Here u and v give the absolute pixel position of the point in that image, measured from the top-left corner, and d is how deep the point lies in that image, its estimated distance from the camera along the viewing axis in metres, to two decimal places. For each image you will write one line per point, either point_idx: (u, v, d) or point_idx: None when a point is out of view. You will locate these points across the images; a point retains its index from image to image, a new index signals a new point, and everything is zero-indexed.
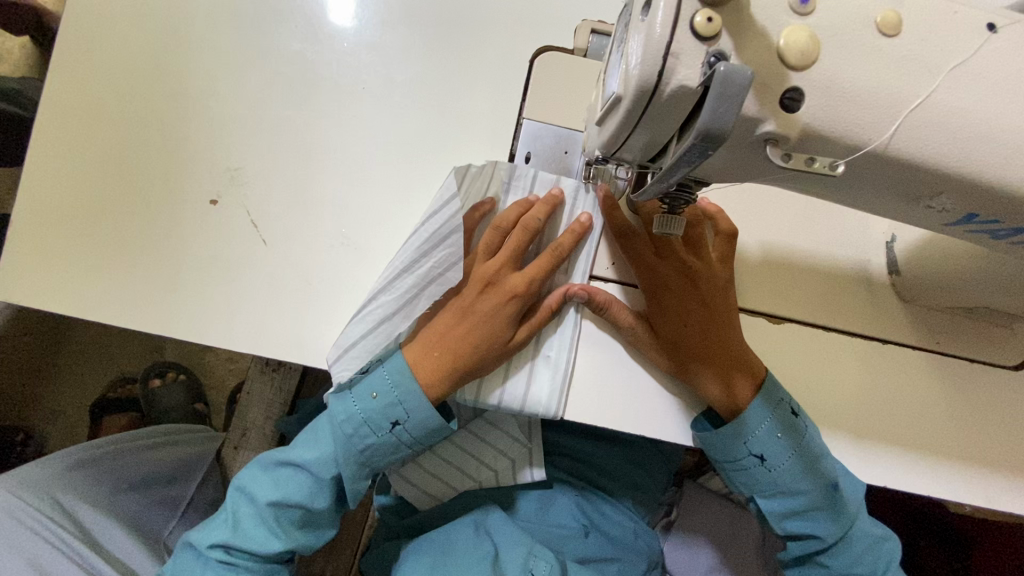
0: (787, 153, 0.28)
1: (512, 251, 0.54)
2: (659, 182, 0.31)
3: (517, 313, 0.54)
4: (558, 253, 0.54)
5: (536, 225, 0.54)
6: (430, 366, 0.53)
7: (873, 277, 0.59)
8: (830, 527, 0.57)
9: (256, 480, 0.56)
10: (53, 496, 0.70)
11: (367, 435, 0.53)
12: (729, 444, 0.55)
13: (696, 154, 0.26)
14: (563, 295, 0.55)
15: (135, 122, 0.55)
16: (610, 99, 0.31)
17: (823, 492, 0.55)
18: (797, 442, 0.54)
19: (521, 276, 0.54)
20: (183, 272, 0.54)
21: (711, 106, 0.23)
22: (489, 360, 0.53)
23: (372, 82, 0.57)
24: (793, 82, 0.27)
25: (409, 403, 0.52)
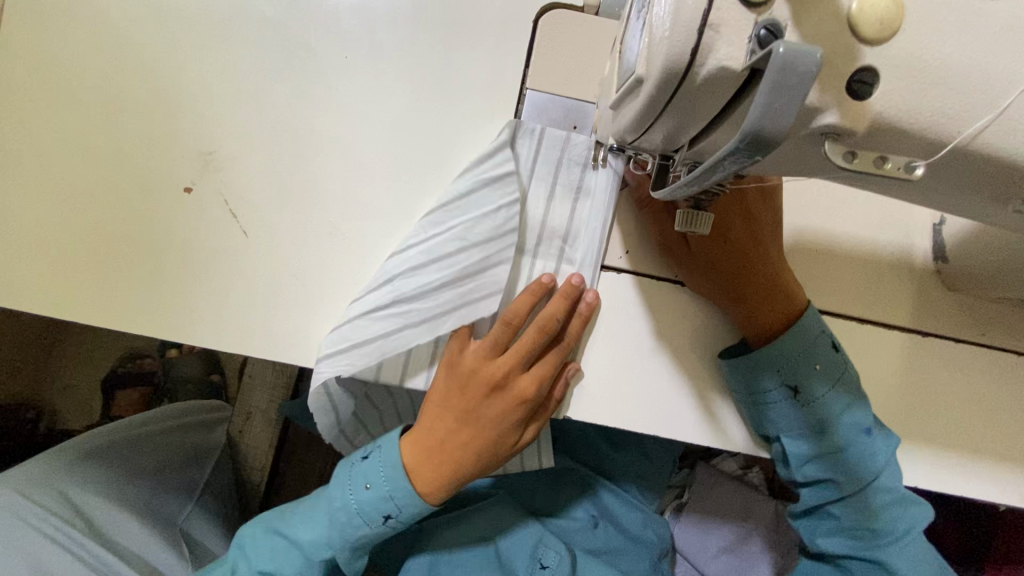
0: (850, 150, 0.22)
1: (521, 353, 0.49)
2: (689, 186, 0.26)
3: (524, 416, 0.51)
4: (566, 343, 0.50)
5: (553, 326, 0.49)
6: (426, 478, 0.50)
7: (917, 264, 0.53)
8: (849, 516, 0.52)
9: (255, 543, 0.53)
10: (62, 491, 0.66)
11: (360, 526, 0.50)
12: (748, 411, 0.52)
13: (738, 162, 0.20)
14: (567, 379, 0.51)
15: (102, 100, 0.50)
16: (628, 81, 0.26)
17: (842, 472, 0.51)
18: (813, 414, 0.50)
19: (533, 381, 0.49)
20: (161, 266, 0.50)
21: (762, 102, 0.18)
22: (492, 461, 0.52)
23: (360, 48, 0.50)
24: (865, 60, 0.21)
25: (400, 499, 0.50)
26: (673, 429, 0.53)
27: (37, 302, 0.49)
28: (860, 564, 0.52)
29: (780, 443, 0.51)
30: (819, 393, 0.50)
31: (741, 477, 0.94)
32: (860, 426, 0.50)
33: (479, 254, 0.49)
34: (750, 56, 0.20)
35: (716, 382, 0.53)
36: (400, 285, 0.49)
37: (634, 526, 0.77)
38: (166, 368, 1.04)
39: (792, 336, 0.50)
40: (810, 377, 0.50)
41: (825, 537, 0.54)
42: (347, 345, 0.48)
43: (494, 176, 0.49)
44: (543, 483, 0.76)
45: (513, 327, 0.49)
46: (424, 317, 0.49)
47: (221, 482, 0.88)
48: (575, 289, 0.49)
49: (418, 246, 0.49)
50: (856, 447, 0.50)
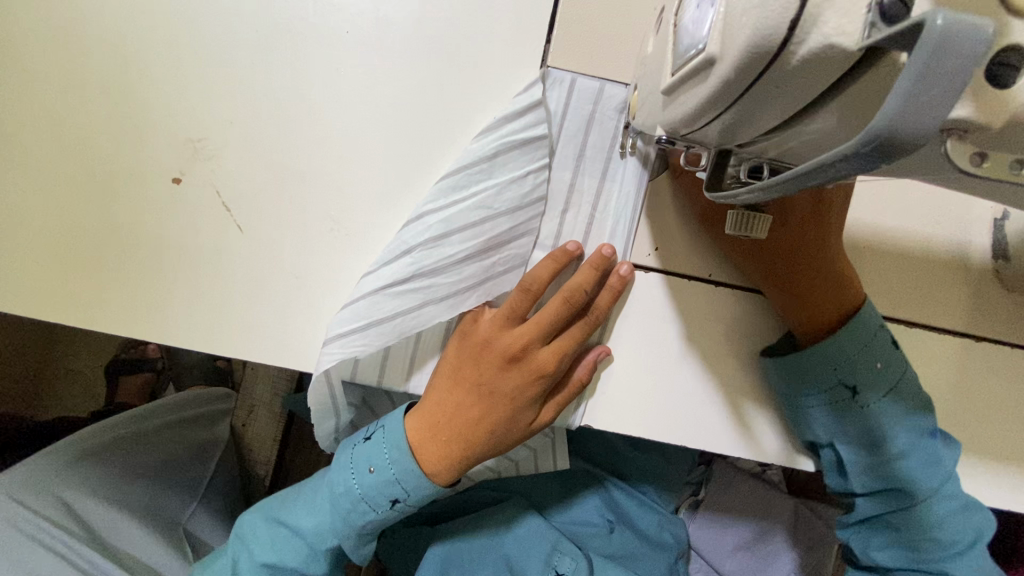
0: (979, 151, 0.20)
1: (541, 323, 0.45)
2: (763, 191, 0.23)
3: (543, 393, 0.46)
4: (594, 318, 0.46)
5: (580, 297, 0.45)
6: (434, 453, 0.46)
7: (973, 263, 0.49)
8: (906, 524, 0.46)
9: (257, 533, 0.49)
10: (59, 495, 0.64)
11: (366, 512, 0.47)
12: (792, 403, 0.47)
13: (850, 168, 0.18)
14: (593, 361, 0.46)
15: (75, 77, 0.44)
16: (692, 63, 0.23)
17: (902, 480, 0.46)
18: (871, 417, 0.46)
19: (554, 355, 0.45)
20: (146, 262, 0.45)
21: (903, 92, 0.15)
22: (505, 442, 0.47)
23: (363, 24, 0.45)
24: (1015, 39, 0.18)
25: (407, 483, 0.46)
26: (704, 436, 0.49)
27: (12, 300, 0.45)
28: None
29: (832, 449, 0.47)
30: (872, 401, 0.46)
31: (759, 473, 0.87)
32: (917, 420, 0.46)
33: (508, 223, 0.46)
34: (868, 31, 0.17)
35: (751, 389, 0.49)
36: (422, 256, 0.44)
37: (650, 527, 0.74)
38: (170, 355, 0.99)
39: (848, 334, 0.45)
40: (870, 377, 0.45)
41: (878, 549, 0.48)
42: (362, 323, 0.44)
43: (522, 139, 0.45)
44: (555, 484, 0.74)
45: (533, 295, 0.45)
46: (447, 291, 0.45)
47: (226, 477, 0.85)
48: (604, 259, 0.45)
49: (438, 213, 0.45)
50: (914, 448, 0.46)
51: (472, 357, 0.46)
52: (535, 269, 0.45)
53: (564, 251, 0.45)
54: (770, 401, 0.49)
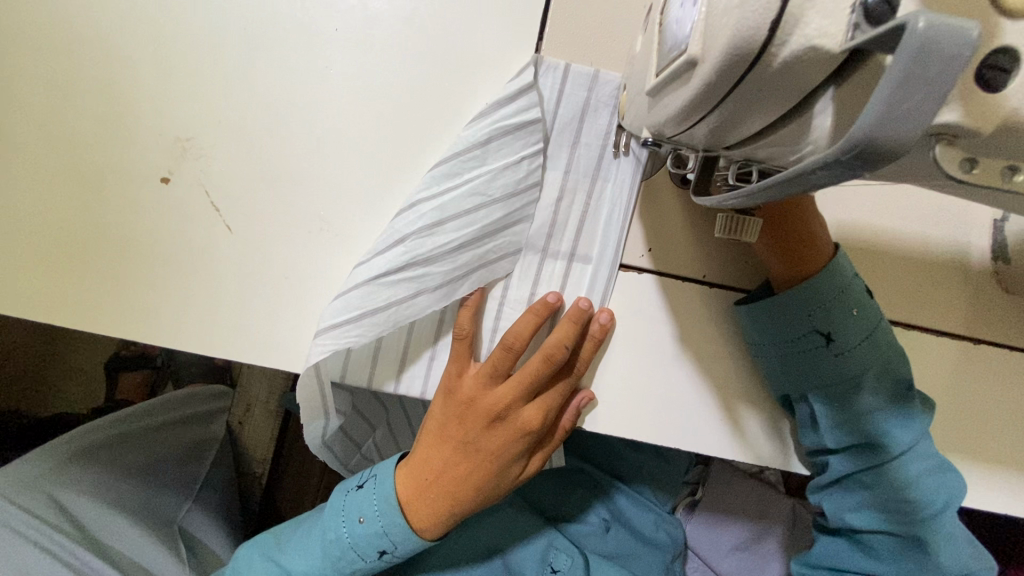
0: (969, 158, 0.20)
1: (523, 381, 0.45)
2: (747, 196, 0.22)
3: (526, 447, 0.47)
4: (576, 371, 0.46)
5: (560, 355, 0.44)
6: (422, 512, 0.45)
7: (972, 264, 0.48)
8: (881, 488, 0.45)
9: (248, 568, 0.48)
10: (52, 494, 0.63)
11: (355, 561, 0.45)
12: (777, 373, 0.47)
13: (832, 175, 0.17)
14: (576, 407, 0.47)
15: (62, 76, 0.43)
16: (675, 64, 0.23)
17: (876, 435, 0.45)
18: (848, 367, 0.44)
19: (537, 412, 0.45)
20: (133, 262, 0.45)
21: (886, 96, 0.15)
22: (492, 495, 0.47)
23: (352, 20, 0.44)
24: (1004, 39, 0.18)
25: (396, 536, 0.45)
26: (697, 440, 0.48)
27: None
28: (889, 542, 0.46)
29: (808, 406, 0.46)
30: (848, 354, 0.44)
31: (756, 474, 0.87)
32: (895, 380, 0.45)
33: (502, 211, 0.45)
34: (852, 31, 0.17)
35: (745, 390, 0.49)
36: (414, 247, 0.43)
37: (646, 526, 0.73)
38: (168, 353, 0.99)
39: (826, 279, 0.43)
40: (848, 325, 0.43)
41: (852, 513, 0.47)
42: (357, 314, 0.43)
43: (515, 124, 0.44)
44: (551, 483, 0.74)
45: (514, 353, 0.45)
46: (439, 281, 0.44)
47: (220, 478, 0.85)
48: (582, 312, 0.45)
49: (433, 200, 0.43)
50: (888, 401, 0.45)
51: (455, 416, 0.45)
52: (516, 327, 0.45)
53: (545, 304, 0.45)
54: (763, 403, 0.49)
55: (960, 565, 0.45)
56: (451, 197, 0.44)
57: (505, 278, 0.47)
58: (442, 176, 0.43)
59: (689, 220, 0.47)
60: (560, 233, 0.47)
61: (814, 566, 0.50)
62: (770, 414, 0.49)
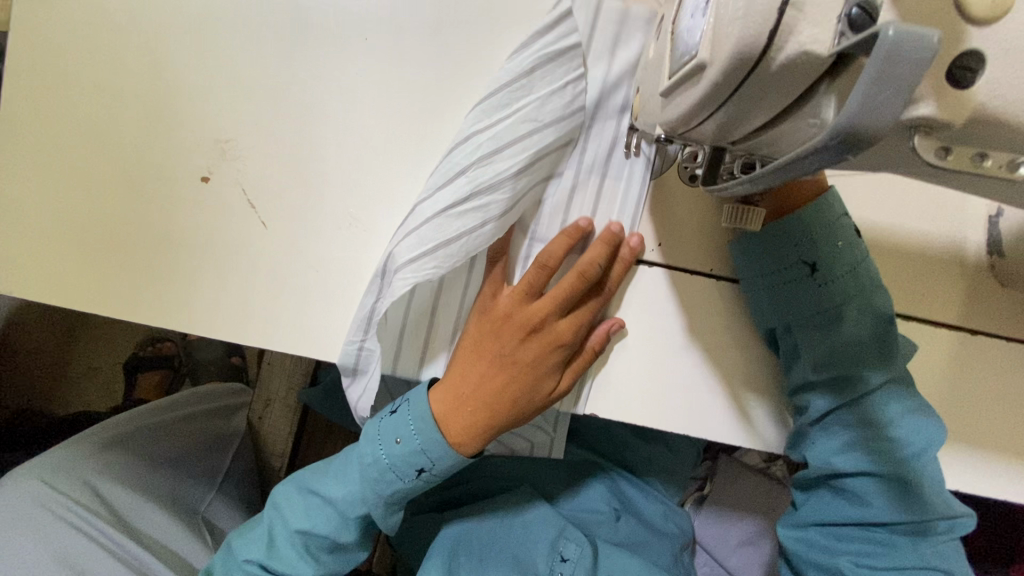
0: (945, 147, 0.23)
1: (558, 299, 0.47)
2: (750, 181, 0.25)
3: (560, 362, 0.48)
4: (606, 293, 0.48)
5: (594, 272, 0.46)
6: (460, 422, 0.47)
7: (969, 259, 0.50)
8: (859, 425, 0.46)
9: (293, 502, 0.51)
10: (86, 480, 0.67)
11: (394, 481, 0.48)
12: (766, 308, 0.48)
13: (822, 159, 0.20)
14: (605, 332, 0.48)
15: (113, 84, 0.47)
16: (685, 68, 0.26)
17: (854, 366, 0.46)
18: (830, 297, 0.45)
19: (570, 326, 0.47)
20: (174, 254, 0.48)
21: (862, 93, 0.17)
22: (528, 409, 0.48)
23: (381, 30, 0.48)
24: (971, 45, 0.21)
25: (433, 452, 0.47)
26: (704, 427, 0.51)
27: (45, 293, 0.47)
28: (870, 485, 0.46)
29: (792, 340, 0.47)
30: (833, 285, 0.45)
31: (764, 470, 0.89)
32: (884, 312, 0.46)
33: (553, 135, 0.46)
34: (838, 39, 0.20)
35: (751, 378, 0.51)
36: (476, 176, 0.44)
37: (655, 517, 0.75)
38: (189, 351, 1.03)
39: (813, 212, 0.45)
40: (831, 256, 0.45)
41: (835, 458, 0.47)
42: (432, 245, 0.45)
43: (555, 51, 0.44)
44: (561, 474, 0.76)
45: (549, 271, 0.47)
46: (503, 208, 0.45)
47: (241, 468, 0.88)
48: (615, 236, 0.47)
49: (486, 131, 0.45)
50: (873, 335, 0.46)
51: (492, 330, 0.48)
52: (550, 247, 0.47)
53: (575, 229, 0.47)
54: (769, 391, 0.51)
55: (944, 504, 0.45)
56: (505, 125, 0.45)
57: (538, 205, 0.49)
58: (491, 106, 0.44)
59: (696, 217, 0.50)
60: (573, 228, 0.49)
61: (804, 524, 0.50)
62: (776, 402, 0.51)
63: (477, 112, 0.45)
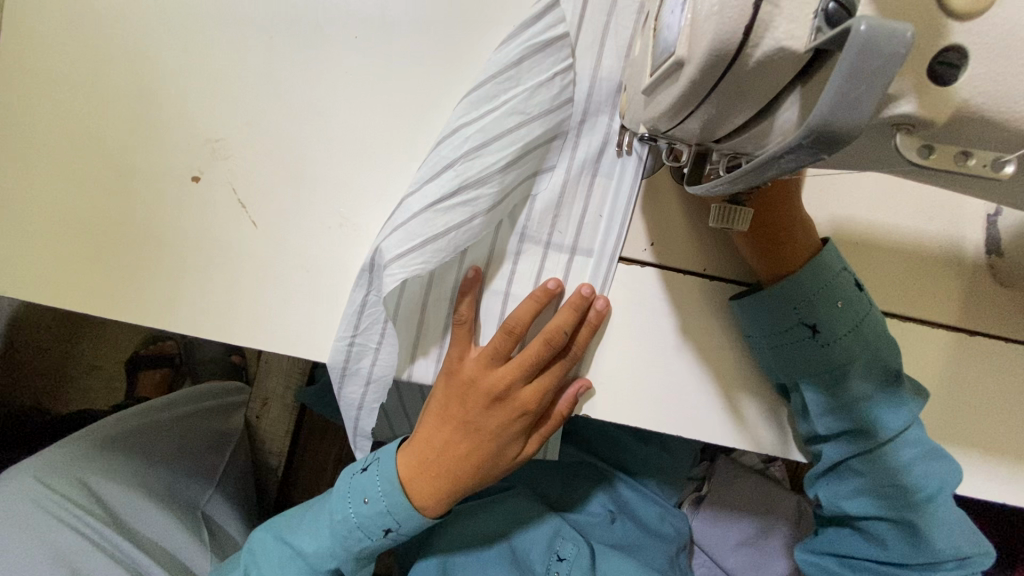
0: (927, 144, 0.22)
1: (523, 364, 0.48)
2: (730, 181, 0.25)
3: (523, 428, 0.50)
4: (574, 355, 0.48)
5: (560, 338, 0.47)
6: (422, 486, 0.49)
7: (966, 258, 0.49)
8: (872, 474, 0.48)
9: (265, 551, 0.51)
10: (81, 478, 0.66)
11: (361, 539, 0.49)
12: (772, 355, 0.48)
13: (800, 159, 0.20)
14: (574, 395, 0.49)
15: (102, 85, 0.47)
16: (665, 66, 0.25)
17: (864, 420, 0.47)
18: (833, 357, 0.46)
19: (534, 392, 0.49)
20: (163, 255, 0.48)
21: (835, 91, 0.17)
22: (492, 473, 0.51)
23: (370, 28, 0.47)
24: (953, 40, 0.20)
25: (399, 514, 0.48)
26: (698, 428, 0.50)
27: (33, 295, 0.47)
28: (883, 525, 0.49)
29: (800, 394, 0.48)
30: (835, 338, 0.46)
31: (762, 471, 0.88)
32: (890, 363, 0.47)
33: (541, 128, 0.46)
34: (814, 34, 0.19)
35: (744, 379, 0.51)
36: (464, 169, 0.44)
37: (652, 518, 0.75)
38: (189, 349, 1.03)
39: (811, 273, 0.46)
40: (832, 317, 0.46)
41: (848, 499, 0.50)
42: (419, 241, 0.44)
43: (548, 40, 0.44)
44: (557, 476, 0.76)
45: (515, 336, 0.47)
46: (490, 203, 0.45)
47: (238, 469, 0.88)
48: (583, 299, 0.47)
49: (473, 125, 0.44)
50: (877, 386, 0.47)
51: (458, 396, 0.49)
52: (517, 311, 0.47)
53: (546, 290, 0.47)
54: (763, 392, 0.51)
55: (952, 546, 0.48)
56: (492, 118, 0.45)
57: (530, 200, 0.48)
58: (477, 99, 0.44)
59: (688, 217, 0.50)
60: (563, 228, 0.49)
61: (819, 551, 0.53)
62: (770, 403, 0.51)
63: (467, 103, 0.44)
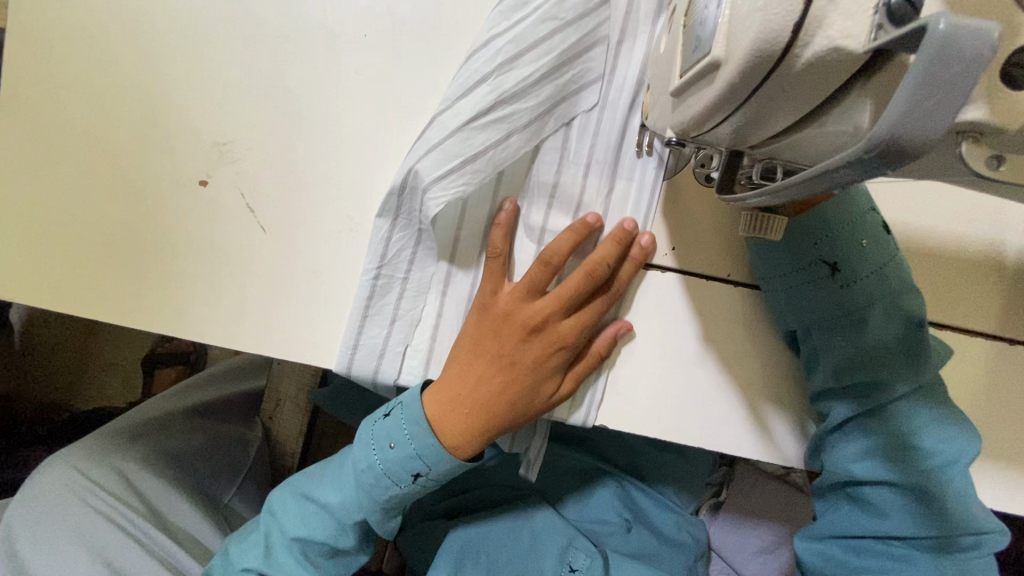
0: (996, 155, 0.21)
1: (562, 297, 0.45)
2: (773, 193, 0.23)
3: (563, 363, 0.46)
4: (614, 292, 0.46)
5: (602, 271, 0.44)
6: (454, 423, 0.46)
7: (1006, 263, 0.47)
8: (880, 432, 0.44)
9: (288, 507, 0.50)
10: (120, 469, 0.68)
11: (388, 487, 0.47)
12: (791, 297, 0.45)
13: (856, 173, 0.19)
14: (613, 336, 0.47)
15: (111, 86, 0.46)
16: (697, 68, 0.24)
17: (880, 372, 0.43)
18: (852, 299, 0.43)
19: (573, 327, 0.46)
20: (172, 259, 0.47)
21: (909, 98, 0.16)
22: (528, 412, 0.47)
23: (381, 18, 0.46)
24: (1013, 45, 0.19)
25: (430, 457, 0.46)
26: (719, 440, 0.48)
27: (43, 301, 0.46)
28: (891, 494, 0.44)
29: (810, 345, 0.46)
30: (854, 280, 0.43)
31: (784, 475, 0.84)
32: (911, 311, 0.43)
33: (576, 35, 0.43)
34: (875, 31, 0.18)
35: (770, 390, 0.48)
36: (498, 83, 0.43)
37: (669, 528, 0.73)
38: (200, 348, 1.02)
39: (835, 211, 0.43)
40: (856, 255, 0.43)
41: (856, 464, 0.45)
42: (457, 161, 0.43)
43: None
44: (573, 482, 0.73)
45: (553, 268, 0.45)
46: (528, 118, 0.44)
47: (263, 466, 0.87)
48: (626, 233, 0.45)
49: (505, 35, 0.42)
50: (901, 338, 0.43)
51: (489, 330, 0.46)
52: (555, 243, 0.45)
53: (584, 223, 0.45)
54: (790, 404, 0.49)
55: (968, 519, 0.43)
56: (523, 27, 0.43)
57: (569, 126, 0.46)
58: (510, 6, 0.43)
59: (711, 221, 0.47)
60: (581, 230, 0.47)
61: (819, 536, 0.48)
62: (797, 416, 0.49)
63: (496, 12, 0.43)
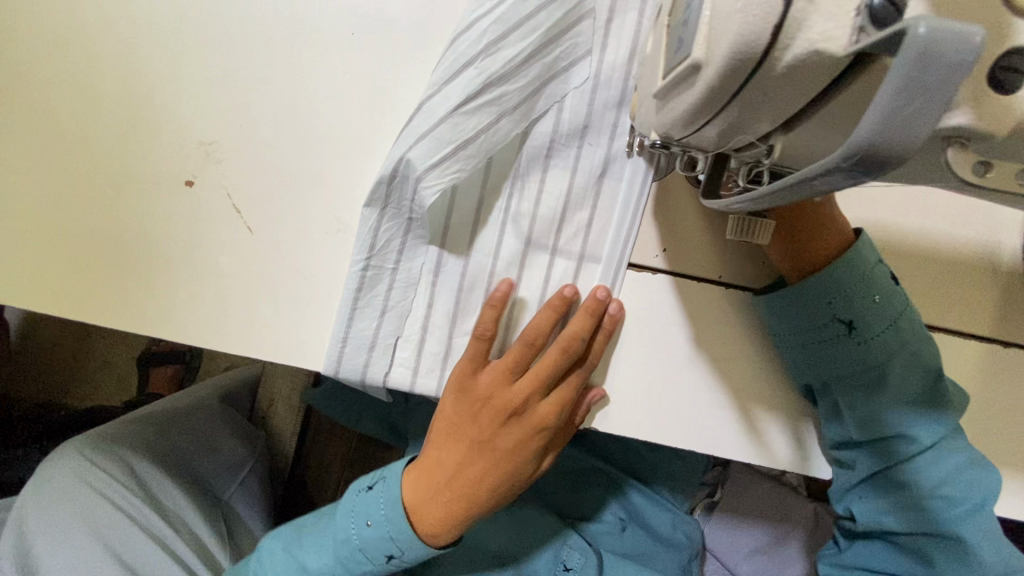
0: (983, 160, 0.21)
1: (538, 378, 0.46)
2: (756, 199, 0.23)
3: (539, 444, 0.48)
4: (588, 364, 0.46)
5: (575, 347, 0.45)
6: (434, 509, 0.47)
7: (1000, 265, 0.46)
8: (903, 485, 0.45)
9: (274, 554, 0.51)
10: (126, 453, 0.68)
11: (363, 562, 0.48)
12: (804, 348, 0.45)
13: (840, 180, 0.18)
14: (587, 406, 0.47)
15: (95, 84, 0.45)
16: (678, 70, 0.23)
17: (898, 430, 0.44)
18: (871, 355, 0.43)
19: (551, 410, 0.46)
20: (157, 260, 0.46)
21: (886, 105, 0.16)
22: (505, 493, 0.48)
23: (367, 12, 0.45)
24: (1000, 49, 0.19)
25: (402, 541, 0.47)
26: (712, 443, 0.48)
27: (26, 303, 0.46)
28: (919, 540, 0.45)
29: (830, 397, 0.45)
30: (872, 337, 0.43)
31: (778, 477, 0.85)
32: (928, 366, 0.44)
33: (559, 11, 0.42)
34: (857, 35, 0.17)
35: (761, 392, 0.48)
36: (486, 65, 0.42)
37: (663, 526, 0.73)
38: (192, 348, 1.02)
39: (846, 267, 0.43)
40: (868, 312, 0.43)
41: (882, 514, 0.46)
42: (448, 148, 0.42)
43: None
44: (565, 481, 0.73)
45: (534, 348, 0.46)
46: (516, 100, 0.43)
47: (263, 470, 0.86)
48: (598, 303, 0.45)
49: (490, 15, 0.42)
50: (916, 395, 0.44)
51: (472, 408, 0.47)
52: (534, 320, 0.46)
53: (561, 299, 0.45)
54: (782, 406, 0.48)
55: (1000, 560, 0.43)
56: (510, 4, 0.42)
57: (560, 103, 0.45)
58: None
59: (702, 221, 0.47)
60: (571, 232, 0.46)
61: (846, 570, 0.49)
62: (789, 418, 0.48)
63: None
